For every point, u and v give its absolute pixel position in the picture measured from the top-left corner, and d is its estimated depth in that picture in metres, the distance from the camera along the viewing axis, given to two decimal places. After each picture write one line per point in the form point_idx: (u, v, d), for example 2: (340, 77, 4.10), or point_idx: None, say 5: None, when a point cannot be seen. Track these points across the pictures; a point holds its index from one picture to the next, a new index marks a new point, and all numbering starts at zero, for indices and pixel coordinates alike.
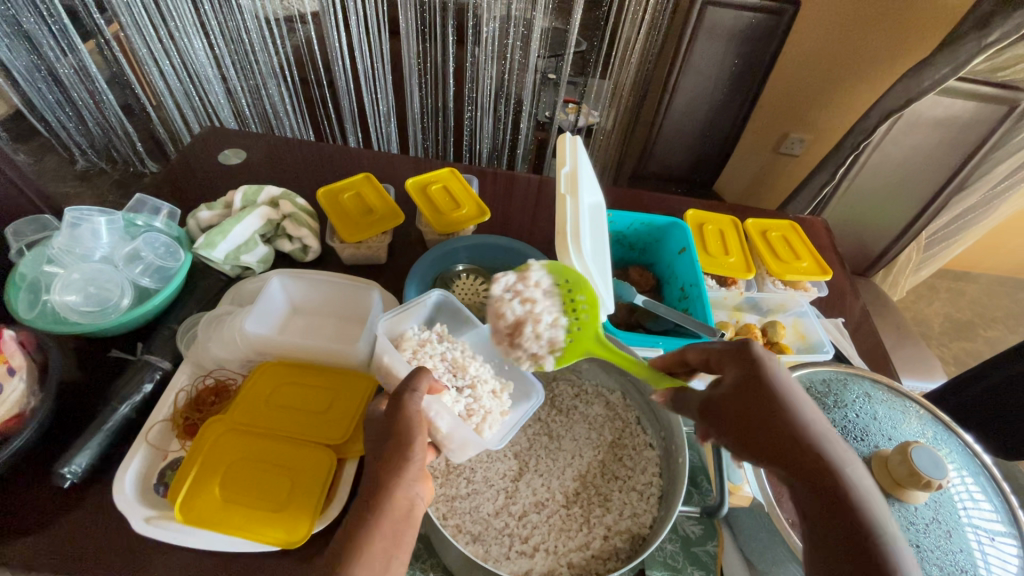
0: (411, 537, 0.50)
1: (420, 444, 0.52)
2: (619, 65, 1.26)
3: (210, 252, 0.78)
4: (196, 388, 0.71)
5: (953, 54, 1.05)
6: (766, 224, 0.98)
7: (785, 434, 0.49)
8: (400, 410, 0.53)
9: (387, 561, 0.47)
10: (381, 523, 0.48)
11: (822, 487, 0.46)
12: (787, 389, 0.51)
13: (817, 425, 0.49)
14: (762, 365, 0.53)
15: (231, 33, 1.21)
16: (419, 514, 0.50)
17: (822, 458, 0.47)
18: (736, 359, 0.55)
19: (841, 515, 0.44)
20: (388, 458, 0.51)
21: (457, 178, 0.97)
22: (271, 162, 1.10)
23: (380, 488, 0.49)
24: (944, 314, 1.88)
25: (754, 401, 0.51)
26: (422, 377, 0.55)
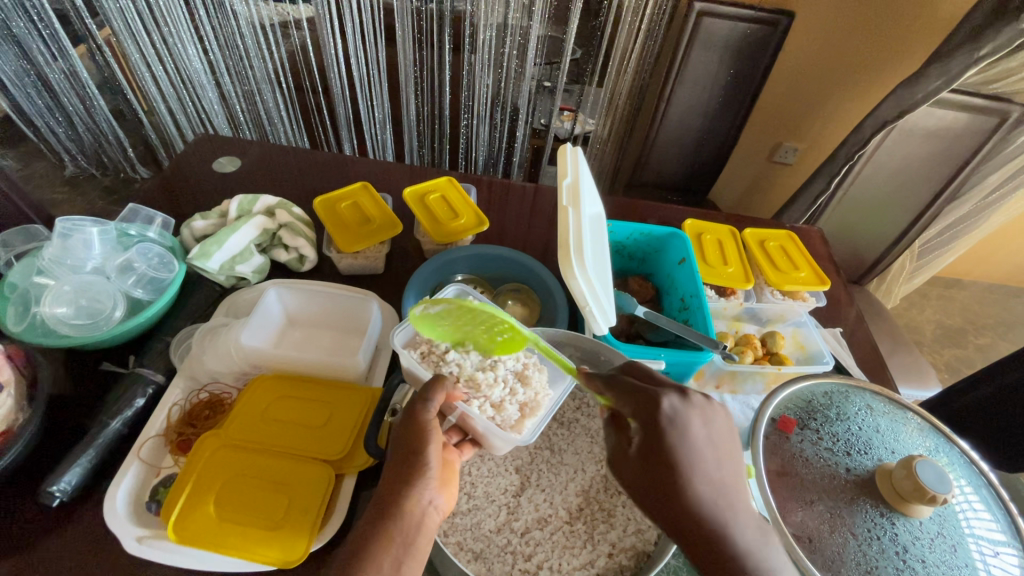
0: (424, 544, 0.50)
1: (434, 454, 0.52)
2: (615, 74, 1.27)
3: (205, 263, 0.77)
4: (190, 402, 0.69)
5: (945, 66, 1.06)
6: (764, 234, 0.98)
7: (677, 506, 0.48)
8: (414, 421, 0.53)
9: (397, 566, 0.48)
10: (391, 530, 0.49)
11: (704, 557, 0.47)
12: (687, 458, 0.49)
13: (711, 494, 0.48)
14: (667, 434, 0.49)
15: (226, 38, 1.20)
16: (434, 522, 0.51)
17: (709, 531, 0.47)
18: (643, 420, 0.51)
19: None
20: (403, 467, 0.51)
21: (455, 187, 0.97)
22: (266, 170, 1.09)
23: (392, 495, 0.50)
24: (936, 321, 1.90)
25: (655, 471, 0.49)
26: (439, 388, 0.53)
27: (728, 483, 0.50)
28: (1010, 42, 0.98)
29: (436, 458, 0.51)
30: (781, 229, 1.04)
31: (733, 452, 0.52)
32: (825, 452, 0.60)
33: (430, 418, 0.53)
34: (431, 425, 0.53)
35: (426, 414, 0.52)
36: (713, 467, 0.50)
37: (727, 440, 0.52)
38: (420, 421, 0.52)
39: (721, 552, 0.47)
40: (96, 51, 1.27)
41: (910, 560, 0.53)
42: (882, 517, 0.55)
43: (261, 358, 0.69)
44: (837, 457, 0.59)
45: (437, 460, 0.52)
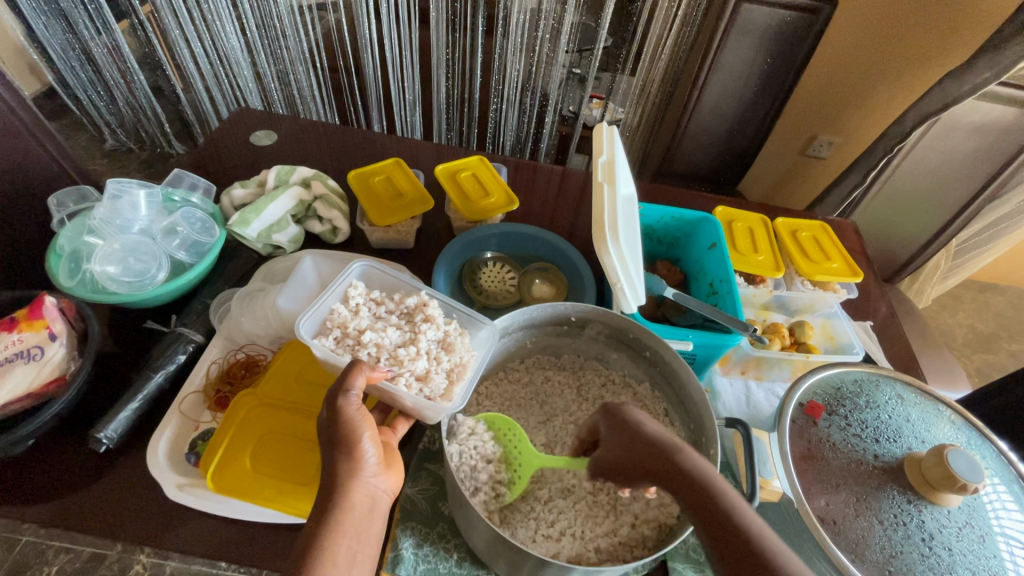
0: (374, 529, 0.49)
1: (368, 442, 0.51)
2: (648, 61, 1.26)
3: (244, 230, 0.79)
4: (227, 361, 0.72)
5: (995, 58, 1.02)
6: (796, 224, 0.97)
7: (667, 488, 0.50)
8: (337, 413, 0.51)
9: (352, 557, 0.46)
10: (342, 520, 0.47)
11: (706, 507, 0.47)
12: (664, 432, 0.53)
13: (678, 458, 0.50)
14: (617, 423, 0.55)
15: (263, 17, 1.22)
16: (383, 506, 0.51)
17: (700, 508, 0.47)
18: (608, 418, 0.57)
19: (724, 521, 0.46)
20: (339, 455, 0.49)
21: (486, 167, 0.97)
22: (301, 145, 1.11)
23: (332, 490, 0.48)
24: (968, 325, 1.85)
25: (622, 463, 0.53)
26: (357, 374, 0.52)
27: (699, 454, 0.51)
28: None
29: (374, 445, 0.50)
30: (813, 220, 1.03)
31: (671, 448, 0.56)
32: (854, 437, 0.60)
33: (355, 407, 0.51)
34: (355, 417, 0.51)
35: (348, 404, 0.51)
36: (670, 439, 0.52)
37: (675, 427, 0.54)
38: (346, 414, 0.51)
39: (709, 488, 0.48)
40: (138, 26, 1.30)
41: (936, 546, 0.53)
42: (909, 503, 0.55)
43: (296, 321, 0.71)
44: (865, 443, 0.59)
45: (374, 447, 0.51)
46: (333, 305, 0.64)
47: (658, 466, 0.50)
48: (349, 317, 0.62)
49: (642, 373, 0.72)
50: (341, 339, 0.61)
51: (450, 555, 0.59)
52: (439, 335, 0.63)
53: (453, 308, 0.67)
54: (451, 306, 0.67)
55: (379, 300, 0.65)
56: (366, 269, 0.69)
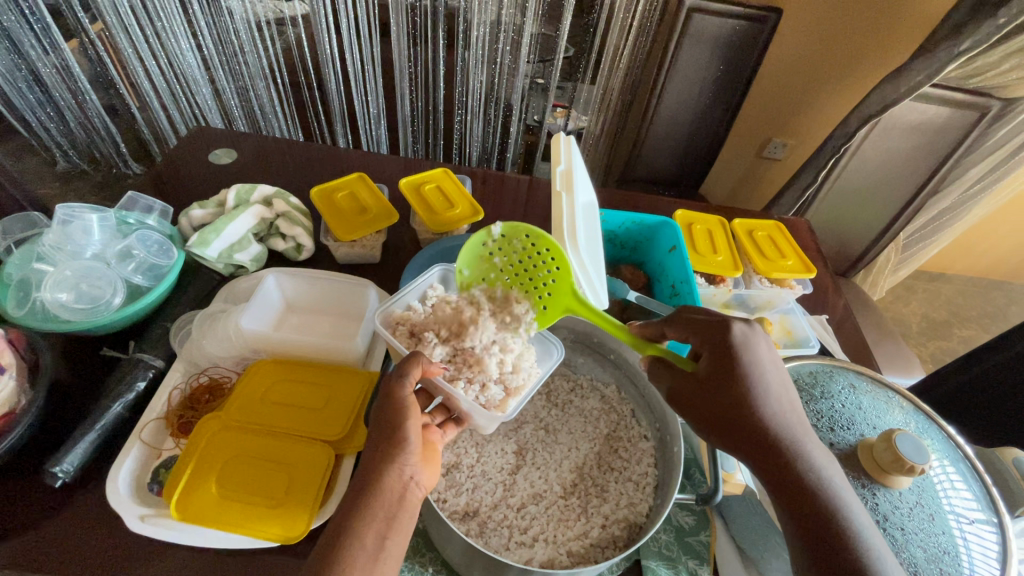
0: (405, 519, 0.49)
1: (412, 426, 0.52)
2: (607, 70, 1.29)
3: (204, 251, 0.78)
4: (190, 386, 0.70)
5: (927, 61, 1.08)
6: (752, 225, 1.01)
7: (757, 441, 0.51)
8: (390, 396, 0.53)
9: (380, 542, 0.47)
10: (374, 504, 0.48)
11: (779, 473, 0.50)
12: (762, 390, 0.52)
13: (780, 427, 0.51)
14: (736, 354, 0.52)
15: (220, 34, 1.21)
16: (415, 499, 0.50)
17: (794, 466, 0.50)
18: (713, 348, 0.54)
19: (792, 493, 0.49)
20: (382, 442, 0.51)
21: (451, 178, 0.98)
22: (263, 162, 1.10)
23: (371, 473, 0.49)
24: (921, 314, 1.94)
25: (722, 400, 0.52)
26: (414, 365, 0.54)
27: (792, 404, 0.54)
28: (989, 37, 1.00)
29: (416, 433, 0.51)
30: (768, 220, 1.07)
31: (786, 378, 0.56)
32: (810, 428, 0.62)
33: (407, 394, 0.53)
34: (407, 403, 0.52)
35: (403, 389, 0.53)
36: (779, 388, 0.53)
37: (784, 372, 0.56)
38: (398, 398, 0.52)
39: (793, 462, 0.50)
40: (89, 45, 1.27)
41: (890, 527, 0.55)
42: (863, 487, 0.57)
43: (258, 341, 0.70)
44: (820, 433, 0.61)
45: (416, 434, 0.52)
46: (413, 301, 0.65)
47: (751, 425, 0.51)
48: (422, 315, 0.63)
49: (608, 375, 0.74)
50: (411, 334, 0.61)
51: (425, 569, 0.59)
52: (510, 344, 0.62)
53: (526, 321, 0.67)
54: None
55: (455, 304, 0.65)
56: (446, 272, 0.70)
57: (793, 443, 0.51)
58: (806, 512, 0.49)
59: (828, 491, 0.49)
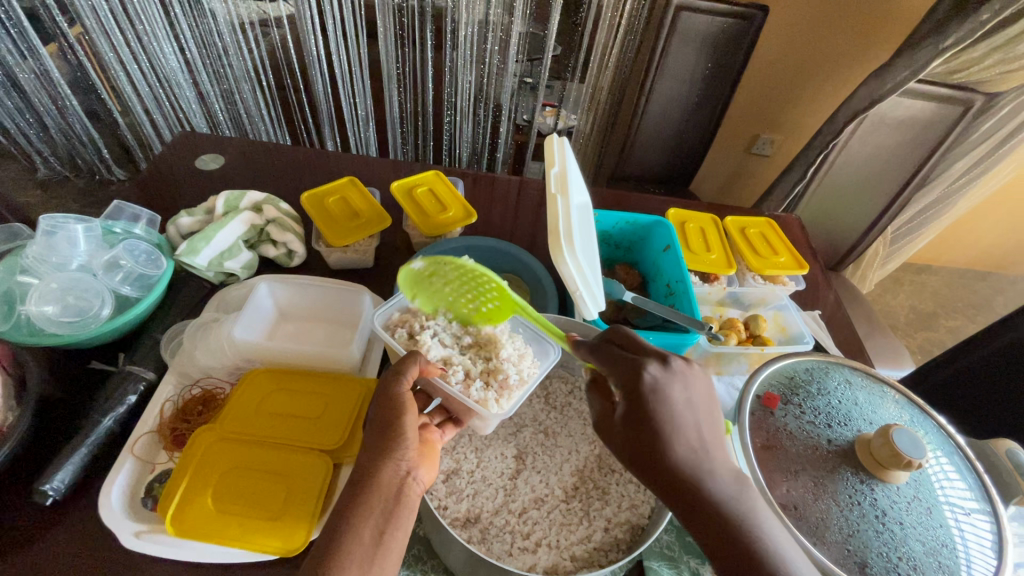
0: (404, 513, 0.51)
1: (409, 423, 0.54)
2: (596, 69, 1.29)
3: (193, 259, 0.77)
4: (183, 398, 0.69)
5: (913, 57, 1.09)
6: (744, 222, 1.02)
7: (674, 490, 0.47)
8: (386, 395, 0.55)
9: (378, 536, 0.49)
10: (372, 500, 0.51)
11: (697, 523, 0.47)
12: (678, 438, 0.48)
13: (697, 474, 0.47)
14: (645, 400, 0.48)
15: (203, 37, 1.19)
16: (414, 494, 0.53)
17: (709, 514, 0.46)
18: (625, 392, 0.49)
19: (710, 543, 0.46)
20: (379, 439, 0.53)
21: (443, 181, 0.98)
22: (252, 167, 1.08)
23: (369, 469, 0.52)
24: (909, 306, 1.97)
25: (635, 448, 0.49)
26: (411, 365, 0.56)
27: (717, 444, 0.50)
28: (973, 33, 1.01)
29: (411, 430, 0.54)
30: (760, 217, 1.08)
31: (714, 413, 0.51)
32: (809, 424, 0.62)
33: (404, 393, 0.55)
34: (403, 400, 0.54)
35: (400, 389, 0.55)
36: (696, 428, 0.49)
37: (707, 404, 0.51)
38: (393, 396, 0.55)
39: (711, 513, 0.46)
40: (68, 49, 1.24)
41: (889, 521, 0.55)
42: (862, 483, 0.57)
43: (251, 349, 0.69)
44: (819, 429, 0.62)
45: (413, 432, 0.55)
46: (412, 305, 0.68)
47: (667, 473, 0.47)
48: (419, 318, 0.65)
49: None
50: (411, 335, 0.64)
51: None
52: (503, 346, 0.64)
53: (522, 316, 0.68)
54: (519, 324, 0.68)
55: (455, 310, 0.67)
56: None
57: (711, 492, 0.47)
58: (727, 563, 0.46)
59: (750, 542, 0.46)
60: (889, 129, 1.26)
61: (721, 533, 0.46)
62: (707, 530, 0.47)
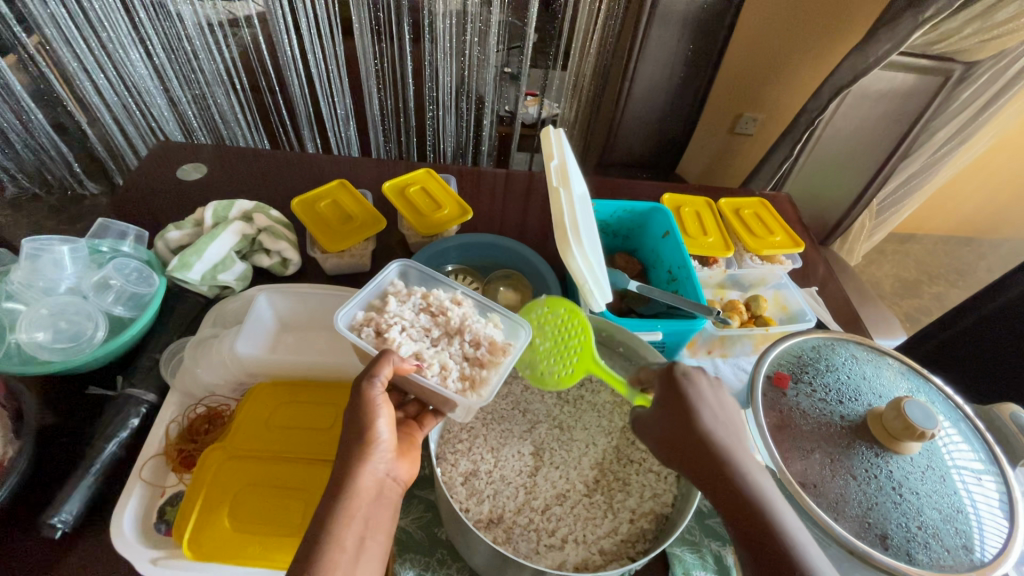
0: (382, 518, 0.49)
1: (384, 423, 0.52)
2: (579, 56, 1.28)
3: (186, 274, 0.74)
4: (187, 417, 0.67)
5: (893, 30, 1.08)
6: (738, 203, 1.02)
7: (705, 468, 0.49)
8: (360, 397, 0.52)
9: (359, 543, 0.46)
10: (351, 505, 0.47)
11: (727, 502, 0.47)
12: (709, 421, 0.51)
13: (731, 454, 0.49)
14: (684, 391, 0.52)
15: (171, 41, 1.15)
16: (390, 496, 0.51)
17: (740, 491, 0.47)
18: (663, 380, 0.54)
19: (742, 521, 0.46)
20: (353, 441, 0.51)
21: (435, 178, 0.96)
22: (236, 174, 1.05)
23: (345, 472, 0.49)
24: (893, 275, 2.02)
25: (674, 434, 0.51)
26: (383, 364, 0.54)
27: (747, 444, 0.52)
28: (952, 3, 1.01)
29: (387, 431, 0.52)
30: (752, 197, 1.08)
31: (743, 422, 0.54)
32: (820, 402, 0.63)
33: (378, 394, 0.53)
34: (377, 401, 0.52)
35: (373, 391, 0.52)
36: (734, 427, 0.52)
37: (736, 411, 0.54)
38: (367, 397, 0.52)
39: (742, 490, 0.47)
40: (29, 61, 1.18)
41: (905, 492, 0.56)
42: (877, 456, 0.58)
43: (254, 364, 0.67)
44: (831, 406, 0.63)
45: (387, 433, 0.52)
46: (375, 299, 0.66)
47: (699, 452, 0.50)
48: (382, 313, 0.63)
49: (618, 368, 0.72)
50: (377, 333, 0.61)
51: None
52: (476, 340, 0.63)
53: (490, 304, 0.68)
54: (487, 307, 0.67)
55: (419, 299, 0.66)
56: (405, 270, 0.71)
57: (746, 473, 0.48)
58: (760, 540, 0.45)
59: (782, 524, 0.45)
60: (871, 102, 1.28)
61: (753, 512, 0.46)
62: (738, 510, 0.47)
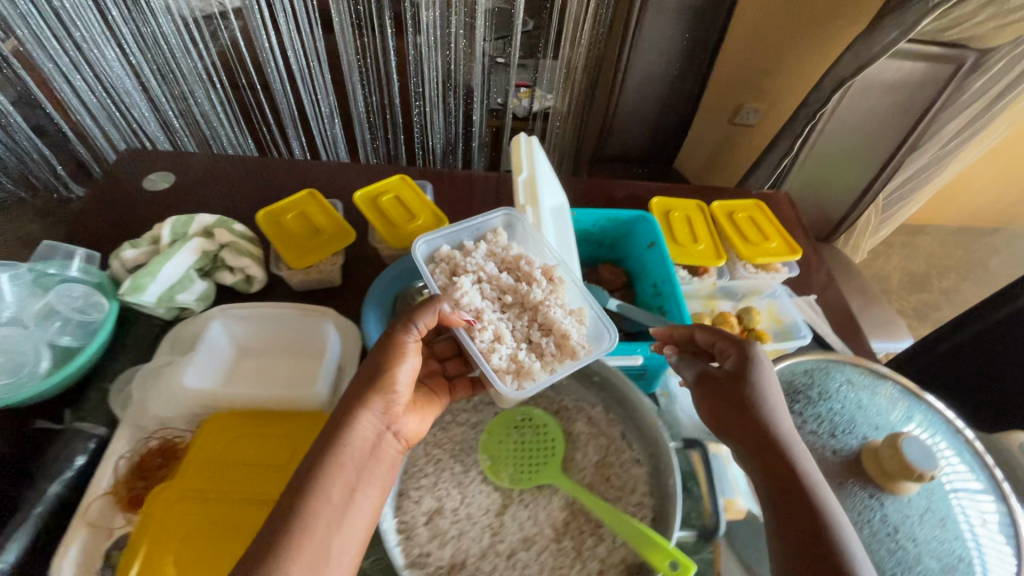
0: (375, 468, 0.53)
1: (404, 370, 0.57)
2: (569, 45, 1.21)
3: (140, 297, 0.70)
4: (138, 452, 0.63)
5: (900, 16, 1.00)
6: (732, 206, 0.96)
7: (758, 435, 0.52)
8: (390, 336, 0.57)
9: (349, 493, 0.50)
10: (342, 456, 0.51)
11: (772, 466, 0.50)
12: (769, 396, 0.54)
13: (785, 429, 0.52)
14: (753, 367, 0.56)
15: (148, 40, 1.10)
16: (386, 452, 0.55)
17: (786, 460, 0.50)
18: (735, 355, 0.58)
19: (782, 484, 0.49)
20: (364, 384, 0.55)
21: (409, 186, 0.91)
22: (205, 182, 1.01)
23: (347, 409, 0.54)
24: (902, 268, 1.94)
25: (733, 400, 0.55)
26: (427, 310, 0.56)
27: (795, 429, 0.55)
28: None
29: (403, 384, 0.56)
30: (747, 198, 1.02)
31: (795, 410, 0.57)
32: (809, 434, 0.59)
33: (409, 340, 0.57)
34: (405, 343, 0.57)
35: (403, 336, 0.57)
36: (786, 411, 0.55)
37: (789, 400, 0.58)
38: (397, 340, 0.57)
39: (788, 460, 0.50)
40: None
41: (902, 539, 0.52)
42: (871, 498, 0.53)
43: (205, 395, 0.64)
44: (822, 439, 0.58)
45: (403, 385, 0.57)
46: (465, 240, 0.67)
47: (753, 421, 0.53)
48: (465, 257, 0.65)
49: (595, 396, 0.66)
50: (451, 273, 0.63)
51: None
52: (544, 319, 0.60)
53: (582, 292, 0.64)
54: (577, 290, 0.64)
55: (508, 256, 0.65)
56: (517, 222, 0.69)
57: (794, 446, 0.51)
58: (795, 508, 0.47)
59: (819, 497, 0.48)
60: (878, 93, 1.20)
61: (793, 480, 0.49)
62: (780, 477, 0.49)
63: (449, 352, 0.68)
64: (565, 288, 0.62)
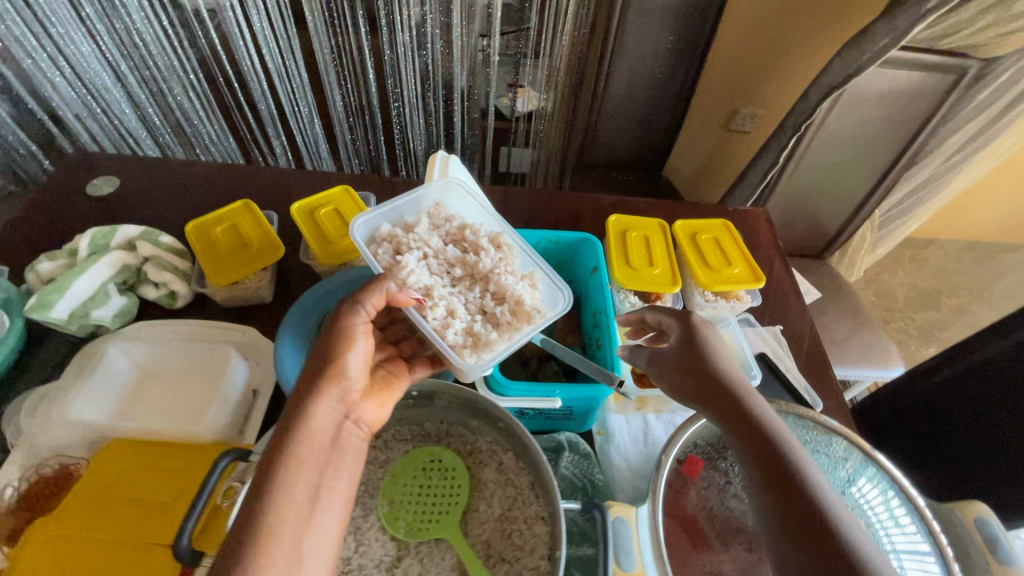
0: (339, 460, 0.49)
1: (356, 355, 0.53)
2: (551, 42, 1.11)
3: (46, 314, 0.67)
4: (28, 481, 0.60)
5: (892, 22, 0.91)
6: (696, 226, 0.90)
7: (715, 390, 0.51)
8: (341, 317, 0.54)
9: (314, 489, 0.46)
10: (301, 455, 0.47)
11: (733, 422, 0.48)
12: (722, 357, 0.53)
13: (742, 384, 0.51)
14: (703, 332, 0.56)
15: (120, 30, 0.94)
16: (350, 443, 0.51)
17: (747, 410, 0.48)
18: (682, 323, 0.58)
19: (746, 437, 0.46)
20: (312, 377, 0.51)
21: (351, 198, 0.87)
22: (150, 188, 0.98)
23: (295, 408, 0.49)
24: (909, 284, 1.84)
25: (688, 362, 0.54)
26: (374, 292, 0.54)
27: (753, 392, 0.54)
28: None
29: (357, 370, 0.53)
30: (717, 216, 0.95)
31: None
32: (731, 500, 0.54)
33: (359, 322, 0.54)
34: (355, 327, 0.54)
35: (354, 317, 0.54)
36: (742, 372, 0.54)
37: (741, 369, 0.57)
38: (346, 324, 0.53)
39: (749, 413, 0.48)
40: None
41: None
42: None
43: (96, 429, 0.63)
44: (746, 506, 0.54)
45: (358, 367, 0.54)
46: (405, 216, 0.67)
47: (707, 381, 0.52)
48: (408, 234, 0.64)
49: (506, 440, 0.61)
50: (394, 251, 0.62)
51: None
52: (495, 290, 0.62)
53: (530, 259, 0.66)
54: (525, 257, 0.67)
55: (451, 229, 0.66)
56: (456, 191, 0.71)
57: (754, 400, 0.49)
58: (765, 454, 0.45)
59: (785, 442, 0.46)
60: (874, 103, 1.11)
61: (758, 430, 0.46)
62: (744, 430, 0.47)
63: (403, 334, 0.65)
64: (513, 255, 0.65)
